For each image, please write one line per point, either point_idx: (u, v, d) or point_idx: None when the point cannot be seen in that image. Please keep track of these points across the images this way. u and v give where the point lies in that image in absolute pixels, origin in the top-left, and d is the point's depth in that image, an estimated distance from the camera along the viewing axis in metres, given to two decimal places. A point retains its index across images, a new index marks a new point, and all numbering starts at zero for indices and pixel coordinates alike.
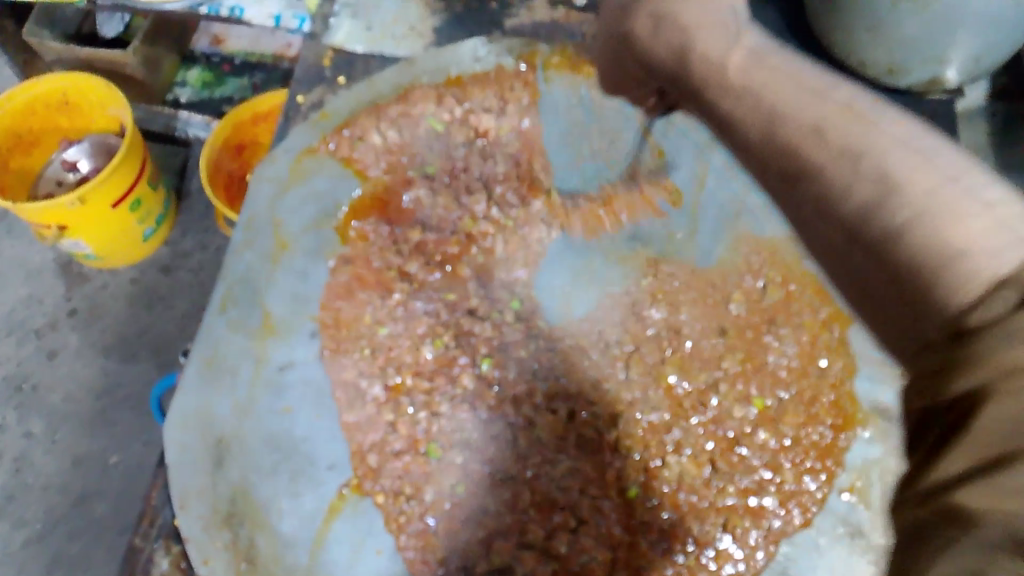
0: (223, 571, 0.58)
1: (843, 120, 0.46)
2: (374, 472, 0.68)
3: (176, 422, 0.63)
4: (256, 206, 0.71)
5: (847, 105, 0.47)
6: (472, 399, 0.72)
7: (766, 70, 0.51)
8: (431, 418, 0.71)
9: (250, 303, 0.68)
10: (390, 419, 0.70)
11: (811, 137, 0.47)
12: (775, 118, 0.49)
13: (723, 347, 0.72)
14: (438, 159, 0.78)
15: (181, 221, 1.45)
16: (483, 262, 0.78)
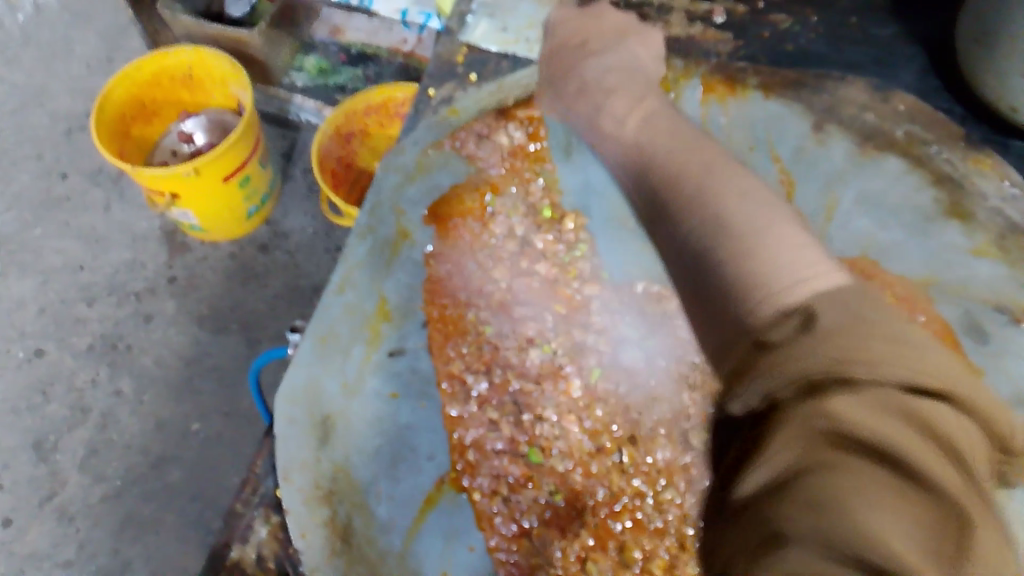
0: (317, 546, 0.59)
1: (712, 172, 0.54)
2: (473, 468, 0.69)
3: (287, 394, 0.63)
4: (381, 193, 0.71)
5: (754, 224, 0.48)
6: (574, 407, 0.74)
7: (744, 210, 0.50)
8: (534, 426, 0.73)
9: (367, 287, 0.68)
10: (493, 417, 0.72)
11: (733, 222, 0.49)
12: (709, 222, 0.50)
13: None
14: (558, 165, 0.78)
15: (282, 202, 1.49)
16: (597, 274, 0.77)
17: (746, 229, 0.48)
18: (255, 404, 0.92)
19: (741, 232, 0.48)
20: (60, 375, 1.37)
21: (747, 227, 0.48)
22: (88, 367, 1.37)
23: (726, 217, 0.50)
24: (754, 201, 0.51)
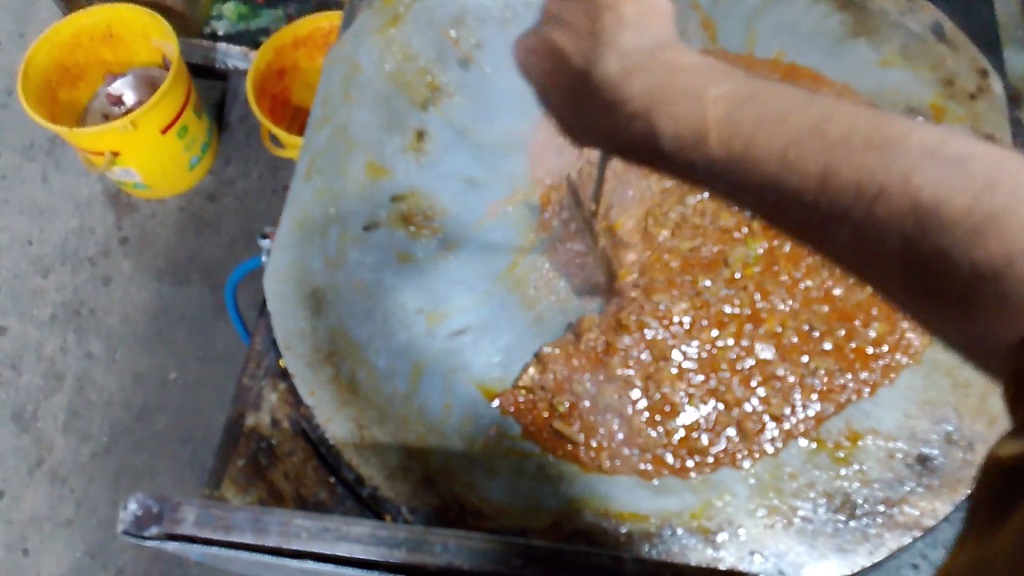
0: (327, 400, 0.64)
1: (984, 192, 0.39)
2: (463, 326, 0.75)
3: (274, 275, 0.67)
4: (332, 85, 0.74)
5: (985, 174, 0.40)
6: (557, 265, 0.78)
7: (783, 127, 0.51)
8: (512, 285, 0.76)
9: (334, 172, 0.71)
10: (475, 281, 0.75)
11: (705, 130, 0.55)
12: (917, 202, 0.41)
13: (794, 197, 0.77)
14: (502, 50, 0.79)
15: (223, 150, 1.48)
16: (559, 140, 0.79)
17: (970, 188, 0.40)
18: (235, 320, 0.95)
19: (982, 213, 0.39)
20: (27, 347, 1.37)
21: (918, 196, 0.42)
22: (54, 335, 1.37)
23: (806, 119, 0.50)
24: (930, 157, 0.43)
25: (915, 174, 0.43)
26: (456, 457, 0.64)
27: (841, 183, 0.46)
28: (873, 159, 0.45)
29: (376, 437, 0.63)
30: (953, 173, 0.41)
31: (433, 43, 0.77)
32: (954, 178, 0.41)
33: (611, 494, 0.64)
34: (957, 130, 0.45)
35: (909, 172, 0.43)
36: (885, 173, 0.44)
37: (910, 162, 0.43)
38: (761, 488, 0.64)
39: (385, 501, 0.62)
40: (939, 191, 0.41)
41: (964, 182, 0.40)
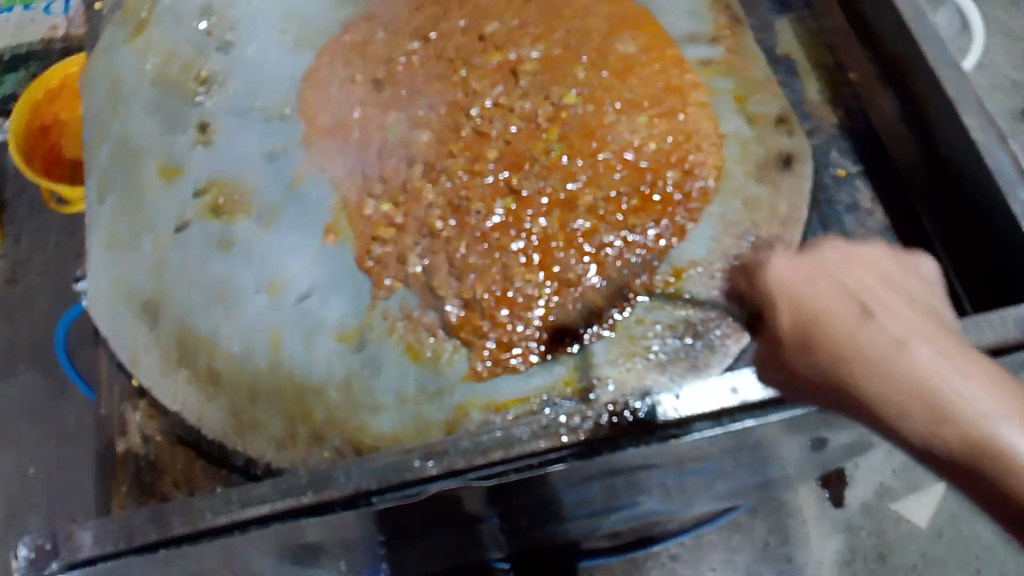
0: (192, 397, 0.65)
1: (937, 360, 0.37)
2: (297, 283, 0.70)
3: (99, 299, 0.69)
4: (96, 104, 0.76)
5: (939, 399, 0.36)
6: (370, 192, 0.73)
7: (825, 288, 0.41)
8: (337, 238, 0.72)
9: (126, 186, 0.72)
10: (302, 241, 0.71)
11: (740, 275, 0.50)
12: (933, 407, 0.36)
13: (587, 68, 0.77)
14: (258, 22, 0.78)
15: (10, 231, 1.36)
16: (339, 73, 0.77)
17: (923, 401, 0.36)
18: (76, 379, 0.91)
19: (921, 369, 0.36)
20: None
21: (930, 376, 0.36)
22: None
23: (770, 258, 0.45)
24: (923, 333, 0.38)
25: (874, 330, 0.38)
26: (339, 407, 0.65)
27: (821, 337, 0.40)
28: (875, 335, 0.38)
29: (255, 417, 0.64)
30: (881, 327, 0.38)
31: (188, 39, 0.78)
32: (957, 373, 0.36)
33: (489, 390, 0.66)
34: (853, 251, 0.43)
35: (861, 350, 0.38)
36: (807, 291, 0.41)
37: (904, 329, 0.38)
38: (617, 340, 0.67)
39: (283, 471, 0.64)
40: (950, 401, 0.36)
41: (893, 380, 0.37)
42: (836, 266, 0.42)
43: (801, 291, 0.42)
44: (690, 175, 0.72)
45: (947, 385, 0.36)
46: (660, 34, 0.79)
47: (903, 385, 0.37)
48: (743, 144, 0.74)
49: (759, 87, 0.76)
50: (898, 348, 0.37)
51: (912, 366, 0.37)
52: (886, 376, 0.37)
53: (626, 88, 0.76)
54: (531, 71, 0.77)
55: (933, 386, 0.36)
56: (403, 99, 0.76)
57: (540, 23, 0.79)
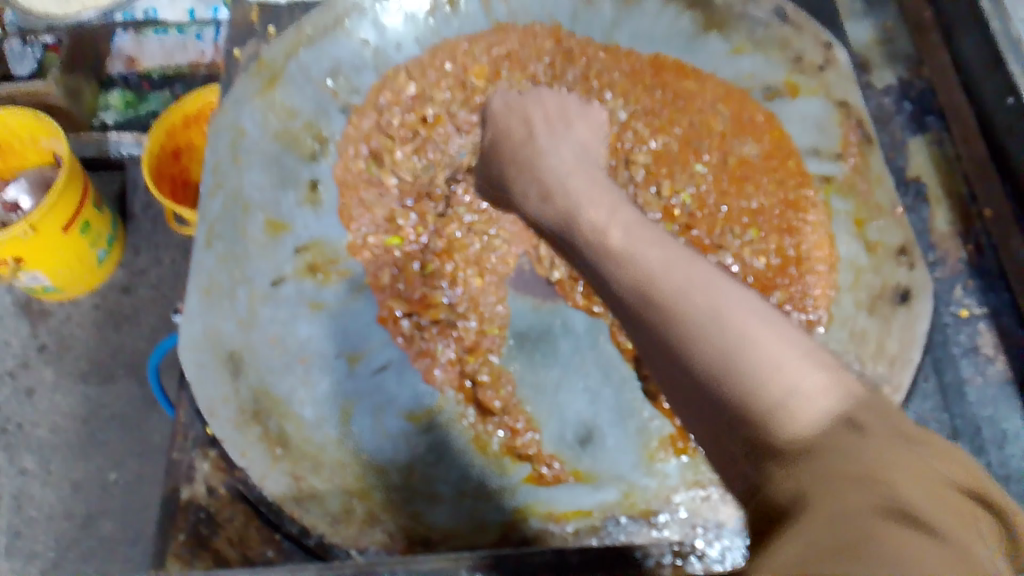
0: (259, 458, 0.64)
1: (775, 359, 0.38)
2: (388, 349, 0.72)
3: (188, 344, 0.68)
4: (218, 150, 0.75)
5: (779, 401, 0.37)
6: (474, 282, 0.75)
7: (642, 243, 0.48)
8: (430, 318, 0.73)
9: (233, 236, 0.73)
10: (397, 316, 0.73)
11: (584, 202, 0.56)
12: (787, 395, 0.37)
13: (700, 176, 0.76)
14: (383, 92, 0.81)
15: (130, 242, 1.42)
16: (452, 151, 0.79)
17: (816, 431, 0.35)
18: (160, 401, 0.94)
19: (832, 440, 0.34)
20: None
21: (777, 387, 0.37)
22: None
23: (603, 230, 0.52)
24: (773, 363, 0.38)
25: (788, 384, 0.37)
26: (398, 491, 0.64)
27: (694, 342, 0.41)
28: (701, 294, 0.42)
29: (315, 486, 0.64)
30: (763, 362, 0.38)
31: (311, 99, 0.79)
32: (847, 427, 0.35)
33: (551, 495, 0.64)
34: (698, 261, 0.45)
35: (702, 324, 0.41)
36: (570, 200, 0.58)
37: (795, 390, 0.37)
38: (692, 464, 0.65)
39: (334, 548, 0.62)
40: (919, 512, 0.29)
41: (791, 427, 0.36)
42: (681, 279, 0.44)
43: (605, 224, 0.52)
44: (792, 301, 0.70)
45: (846, 461, 0.32)
46: (780, 146, 0.76)
47: (697, 333, 0.41)
48: (856, 271, 0.70)
49: (881, 213, 0.72)
50: (710, 288, 0.43)
51: (659, 266, 0.45)
52: (725, 342, 0.40)
53: (736, 209, 0.75)
54: (643, 169, 0.77)
55: (691, 301, 0.42)
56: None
57: (657, 119, 0.79)
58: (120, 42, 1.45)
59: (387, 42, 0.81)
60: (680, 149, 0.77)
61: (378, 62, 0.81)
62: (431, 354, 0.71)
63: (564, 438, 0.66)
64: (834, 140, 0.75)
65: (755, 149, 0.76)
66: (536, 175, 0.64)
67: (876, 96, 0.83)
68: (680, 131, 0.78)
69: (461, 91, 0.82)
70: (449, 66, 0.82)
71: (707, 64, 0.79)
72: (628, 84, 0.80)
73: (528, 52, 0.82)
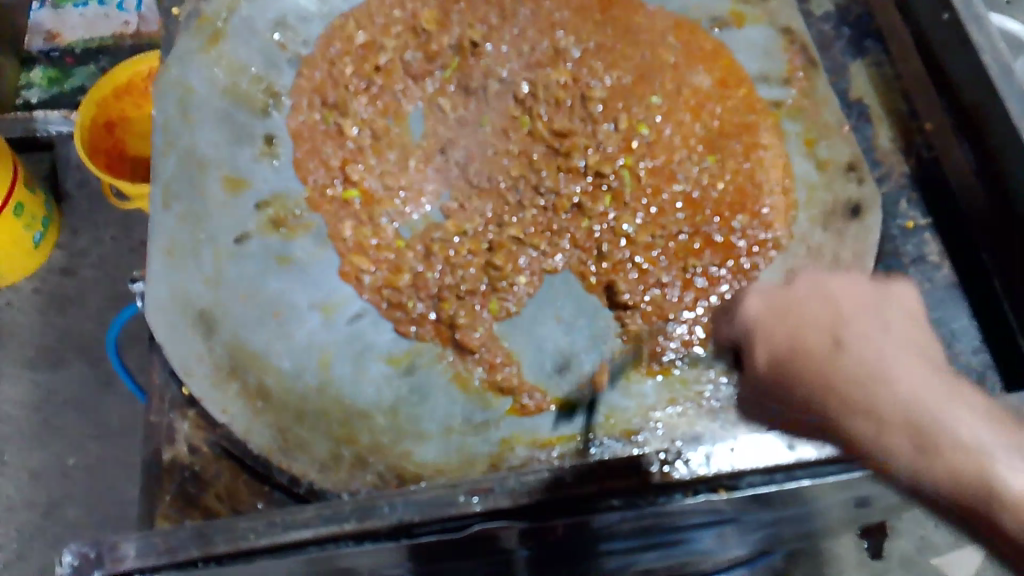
0: (241, 413, 0.65)
1: (933, 402, 0.38)
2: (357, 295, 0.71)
3: (156, 306, 0.68)
4: (168, 110, 0.74)
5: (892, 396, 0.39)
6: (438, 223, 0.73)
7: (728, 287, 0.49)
8: (398, 264, 0.72)
9: (192, 195, 0.72)
10: (366, 265, 0.71)
11: (668, 248, 0.53)
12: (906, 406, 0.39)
13: (659, 104, 0.76)
14: (331, 40, 0.79)
15: (66, 222, 1.36)
16: (408, 98, 0.78)
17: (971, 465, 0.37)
18: (123, 378, 0.91)
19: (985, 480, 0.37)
20: None
21: (922, 406, 0.38)
22: None
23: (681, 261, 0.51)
24: (914, 375, 0.39)
25: (891, 390, 0.39)
26: (384, 433, 0.65)
27: (800, 372, 0.42)
28: (788, 320, 0.44)
29: (300, 435, 0.64)
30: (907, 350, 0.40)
31: (259, 52, 0.78)
32: (941, 399, 0.38)
33: (535, 424, 0.65)
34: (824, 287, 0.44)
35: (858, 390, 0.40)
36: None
37: (850, 333, 0.41)
38: (668, 383, 0.66)
39: (325, 492, 0.63)
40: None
41: (943, 466, 0.38)
42: (806, 287, 0.44)
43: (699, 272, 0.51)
44: (754, 221, 0.71)
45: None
46: (731, 73, 0.77)
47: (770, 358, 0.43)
48: (810, 190, 0.72)
49: (830, 132, 0.74)
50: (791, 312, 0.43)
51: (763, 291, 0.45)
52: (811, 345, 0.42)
53: (698, 134, 0.75)
54: (599, 101, 0.76)
55: (772, 332, 0.44)
56: (470, 128, 0.76)
57: (610, 53, 0.79)
58: (37, 14, 1.39)
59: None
60: (636, 79, 0.77)
61: (325, 12, 0.80)
62: (400, 300, 0.71)
63: (544, 370, 0.67)
64: (779, 64, 0.77)
65: (707, 77, 0.77)
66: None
67: (815, 24, 0.86)
68: (635, 62, 0.78)
69: (409, 33, 0.80)
70: (397, 12, 0.81)
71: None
72: (579, 19, 0.80)
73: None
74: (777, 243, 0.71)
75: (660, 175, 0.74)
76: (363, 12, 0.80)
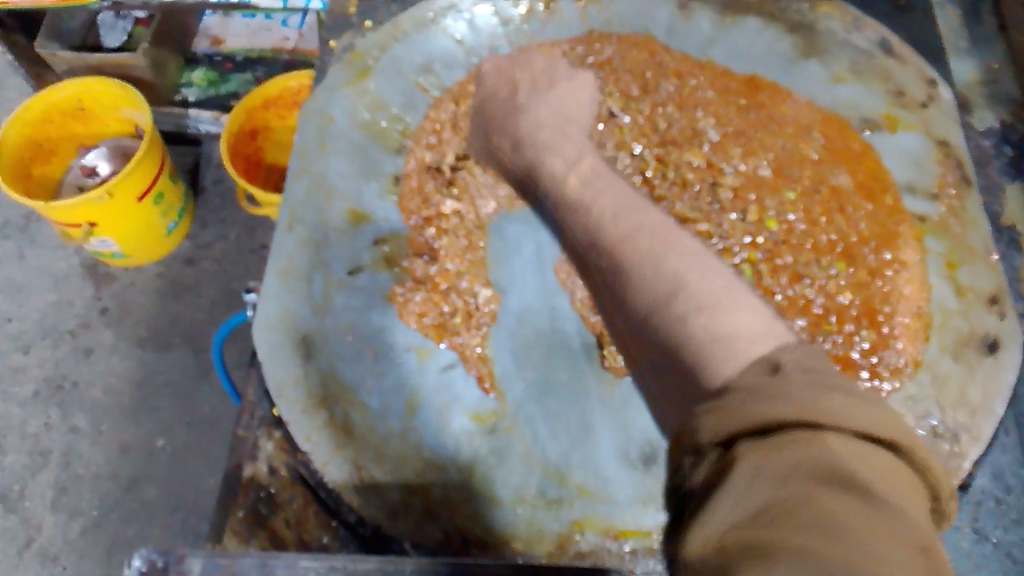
0: (323, 444, 0.64)
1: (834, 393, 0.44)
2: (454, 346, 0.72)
3: (263, 326, 0.68)
4: (306, 136, 0.75)
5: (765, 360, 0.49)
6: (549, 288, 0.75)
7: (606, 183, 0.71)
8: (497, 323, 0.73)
9: (315, 222, 0.72)
10: (462, 322, 0.72)
11: (586, 170, 0.71)
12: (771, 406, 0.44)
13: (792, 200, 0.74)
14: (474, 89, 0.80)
15: (197, 215, 1.42)
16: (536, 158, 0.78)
17: (767, 377, 0.46)
18: (222, 380, 0.94)
19: (788, 392, 0.43)
20: (8, 427, 1.26)
21: (686, 307, 0.58)
22: (36, 412, 1.27)
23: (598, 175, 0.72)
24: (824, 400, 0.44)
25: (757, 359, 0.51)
26: (457, 488, 0.64)
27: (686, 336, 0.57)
28: (586, 196, 0.70)
29: (375, 477, 0.63)
30: (702, 272, 0.60)
31: (402, 94, 0.80)
32: (735, 318, 0.55)
33: (612, 511, 0.63)
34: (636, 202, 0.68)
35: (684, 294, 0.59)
36: (584, 201, 0.70)
37: (656, 244, 0.63)
38: None
39: (392, 538, 0.62)
40: (879, 490, 0.38)
41: (744, 380, 0.47)
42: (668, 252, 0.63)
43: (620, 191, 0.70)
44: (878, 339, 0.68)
45: (833, 461, 0.38)
46: (876, 181, 0.74)
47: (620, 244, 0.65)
48: (943, 315, 0.68)
49: (974, 257, 0.70)
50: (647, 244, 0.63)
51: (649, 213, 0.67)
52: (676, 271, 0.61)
53: (827, 238, 0.73)
54: (730, 190, 0.75)
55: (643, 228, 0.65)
56: None
57: (749, 139, 0.77)
58: (208, 19, 1.51)
59: (478, 37, 0.82)
60: (769, 173, 0.76)
61: (471, 59, 0.82)
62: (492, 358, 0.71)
63: (629, 455, 0.65)
64: (929, 176, 0.73)
65: (847, 180, 0.75)
66: (537, 134, 0.77)
67: (974, 137, 0.81)
68: (778, 155, 0.76)
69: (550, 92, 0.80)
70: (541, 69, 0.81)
71: (803, 90, 0.78)
72: (721, 101, 0.79)
73: (622, 63, 0.81)
74: (896, 367, 0.67)
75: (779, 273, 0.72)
76: (507, 61, 0.81)
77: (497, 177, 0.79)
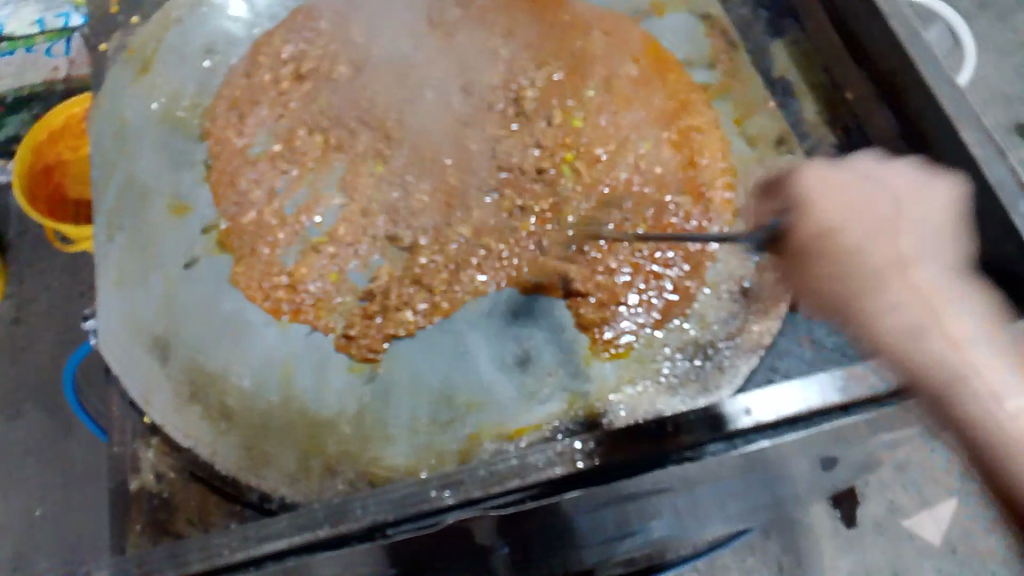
0: (203, 434, 0.65)
1: None
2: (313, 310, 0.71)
3: (111, 336, 0.69)
4: (103, 144, 0.76)
5: None
6: (387, 232, 0.73)
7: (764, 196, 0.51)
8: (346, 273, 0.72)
9: (134, 224, 0.72)
10: (315, 284, 0.72)
11: None
12: None
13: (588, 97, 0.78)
14: (262, 63, 0.80)
15: (12, 271, 1.33)
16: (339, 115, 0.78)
17: None
18: (85, 419, 0.89)
19: None
20: None
21: None
22: None
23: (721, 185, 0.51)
24: None
25: None
26: (351, 440, 0.65)
27: None
28: None
29: (268, 450, 0.64)
30: None
31: (191, 81, 0.79)
32: None
33: (503, 416, 0.66)
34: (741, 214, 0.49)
35: None
36: None
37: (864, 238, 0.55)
38: (626, 363, 0.68)
39: (297, 506, 0.63)
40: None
41: None
42: None
43: None
44: (698, 202, 0.73)
45: None
46: (658, 63, 0.80)
47: None
48: (744, 166, 0.75)
49: (754, 109, 0.78)
50: None
51: None
52: None
53: (637, 125, 0.77)
54: (534, 100, 0.78)
55: None
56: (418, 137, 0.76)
57: (535, 53, 0.80)
58: None
59: (258, 15, 0.83)
60: (567, 79, 0.79)
61: (253, 33, 0.82)
62: (352, 314, 0.70)
63: (513, 364, 0.68)
64: (699, 47, 0.81)
65: (638, 68, 0.79)
66: None
67: None
68: (566, 60, 0.80)
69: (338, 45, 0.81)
70: (325, 25, 0.81)
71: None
72: (505, 23, 0.82)
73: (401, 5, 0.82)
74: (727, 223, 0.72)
75: (594, 164, 0.75)
76: (289, 26, 0.81)
77: (306, 139, 0.77)
